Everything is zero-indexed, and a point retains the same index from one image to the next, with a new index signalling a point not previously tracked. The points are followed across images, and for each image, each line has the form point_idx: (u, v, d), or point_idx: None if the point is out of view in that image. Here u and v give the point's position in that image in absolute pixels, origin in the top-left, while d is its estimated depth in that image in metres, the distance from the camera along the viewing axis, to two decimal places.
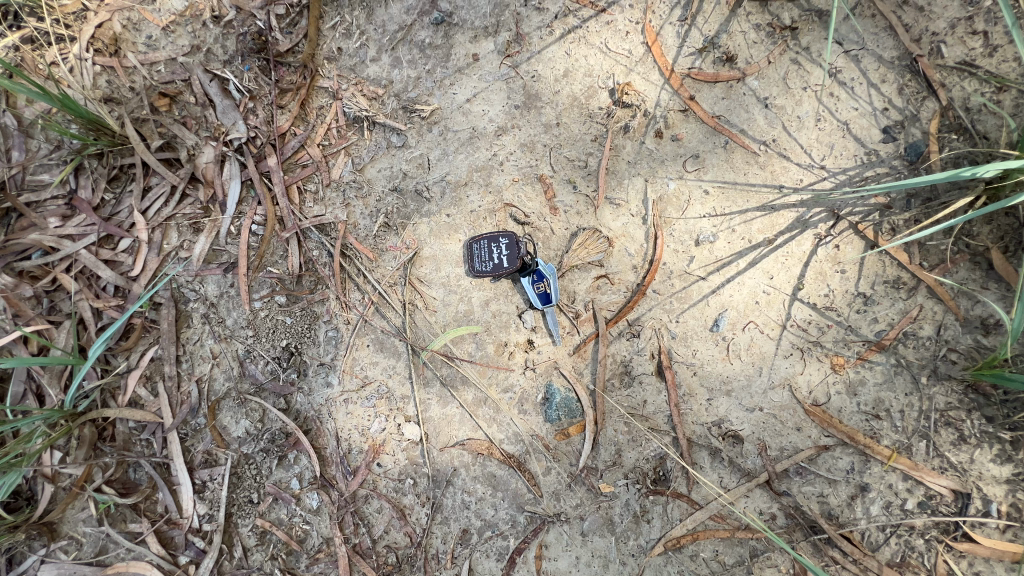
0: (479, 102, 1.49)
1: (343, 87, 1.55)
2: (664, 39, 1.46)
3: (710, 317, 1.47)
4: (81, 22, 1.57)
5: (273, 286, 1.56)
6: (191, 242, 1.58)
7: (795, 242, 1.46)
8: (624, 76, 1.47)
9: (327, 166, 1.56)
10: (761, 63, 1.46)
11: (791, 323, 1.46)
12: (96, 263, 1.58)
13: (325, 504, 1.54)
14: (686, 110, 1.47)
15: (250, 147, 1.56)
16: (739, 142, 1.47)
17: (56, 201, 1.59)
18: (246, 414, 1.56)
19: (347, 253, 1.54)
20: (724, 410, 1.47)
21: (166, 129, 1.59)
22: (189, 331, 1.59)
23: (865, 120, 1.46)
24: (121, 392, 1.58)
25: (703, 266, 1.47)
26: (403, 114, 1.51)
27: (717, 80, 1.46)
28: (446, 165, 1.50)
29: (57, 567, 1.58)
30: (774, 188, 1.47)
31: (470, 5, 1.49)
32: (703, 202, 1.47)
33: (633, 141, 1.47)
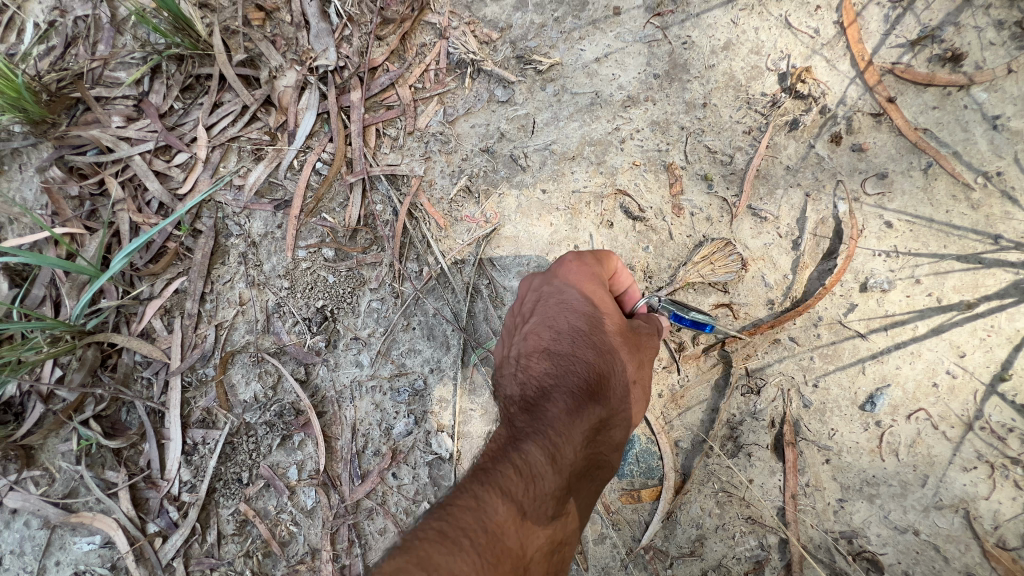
0: (611, 64, 1.22)
1: (452, 25, 1.32)
2: (865, 22, 1.13)
3: (862, 391, 1.09)
4: None
5: (323, 236, 1.33)
6: (249, 170, 1.40)
7: (1006, 315, 1.05)
8: (803, 59, 1.15)
9: (414, 112, 1.33)
10: (1001, 69, 1.08)
11: (982, 424, 1.04)
12: (147, 174, 1.43)
13: (322, 507, 1.27)
14: (879, 115, 1.12)
15: (335, 77, 1.37)
16: (947, 167, 1.09)
17: (125, 100, 1.46)
18: (259, 376, 1.32)
19: (414, 215, 1.29)
20: (859, 521, 1.07)
21: (254, 45, 1.41)
22: (222, 268, 1.39)
23: None
24: (136, 321, 1.40)
25: (865, 321, 1.09)
26: (516, 65, 1.27)
27: (931, 83, 1.10)
28: (553, 133, 1.24)
29: (23, 499, 1.40)
30: (988, 237, 1.07)
31: None
32: (880, 237, 1.10)
33: (799, 142, 1.14)
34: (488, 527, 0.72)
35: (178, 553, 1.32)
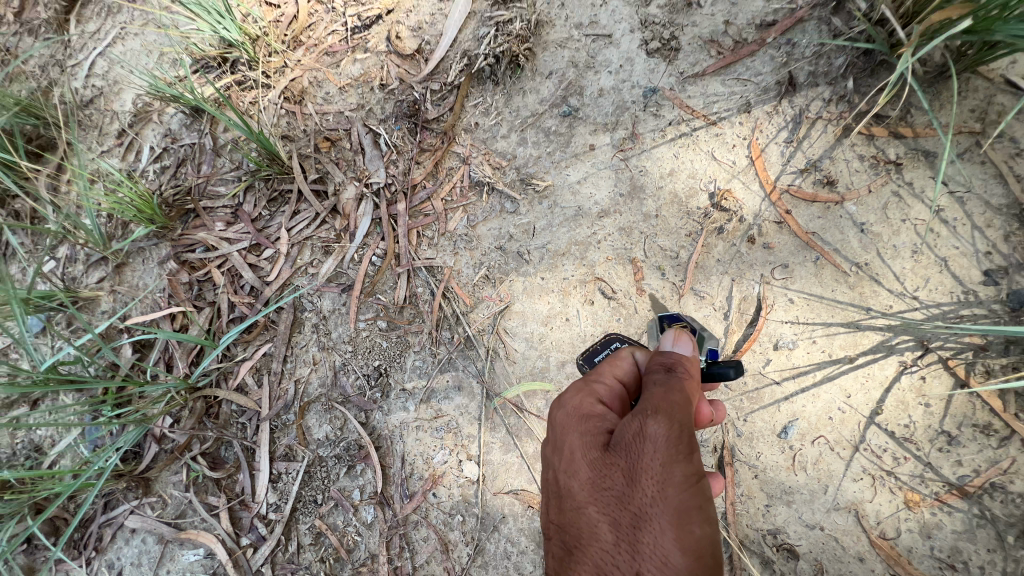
0: (588, 185, 1.68)
1: (472, 155, 1.80)
2: (768, 157, 1.59)
3: (779, 423, 1.49)
4: (279, 75, 2.06)
5: (378, 311, 1.77)
6: (320, 261, 1.85)
7: (877, 365, 1.46)
8: (725, 182, 1.60)
9: (445, 218, 1.79)
10: (863, 190, 1.54)
11: (865, 446, 1.44)
12: (242, 265, 1.89)
13: (379, 520, 1.66)
14: (781, 222, 1.57)
15: (386, 191, 1.84)
16: (831, 259, 1.53)
17: (225, 209, 1.95)
18: (330, 420, 1.74)
19: (447, 295, 1.74)
20: (781, 520, 1.45)
21: (323, 166, 1.92)
22: (299, 336, 1.82)
23: (965, 260, 1.48)
24: (232, 377, 1.82)
25: (779, 371, 1.51)
26: (520, 185, 1.73)
27: (814, 200, 1.56)
28: (549, 235, 1.69)
29: (142, 520, 1.81)
30: (862, 309, 1.49)
31: (595, 104, 1.71)
32: (786, 309, 1.53)
33: (725, 242, 1.59)
34: None
35: (265, 560, 1.70)
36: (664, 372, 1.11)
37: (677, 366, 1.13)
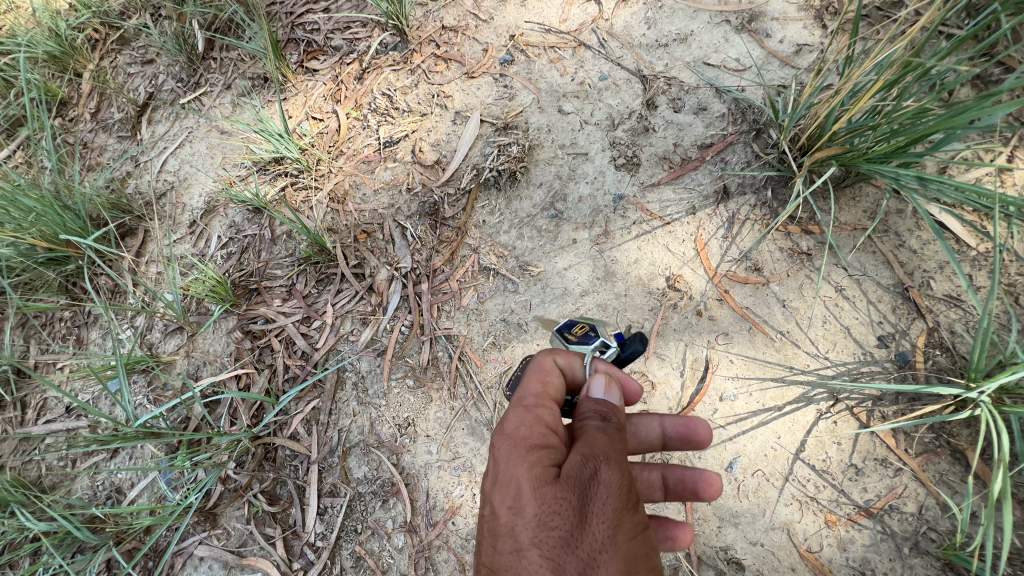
0: (573, 271, 2.16)
1: (481, 245, 2.28)
2: (710, 248, 2.07)
3: (726, 459, 1.89)
4: (325, 179, 2.58)
5: (407, 371, 2.20)
6: (359, 330, 2.30)
7: (800, 412, 1.88)
8: (678, 269, 2.07)
9: (460, 295, 2.25)
10: (784, 274, 2.00)
11: (793, 477, 1.83)
12: (295, 334, 2.34)
13: (408, 545, 2.03)
14: (721, 299, 2.02)
15: (412, 274, 2.30)
16: (761, 328, 1.97)
17: (282, 288, 2.42)
18: (368, 461, 2.14)
19: (462, 358, 2.17)
20: (731, 538, 1.83)
21: (361, 253, 2.39)
22: (342, 392, 2.24)
23: (864, 328, 1.93)
24: (287, 427, 2.23)
25: (724, 417, 1.92)
26: (519, 270, 2.21)
27: (747, 282, 2.02)
28: (542, 310, 2.14)
29: (209, 549, 2.18)
30: (786, 367, 1.92)
31: (577, 208, 2.21)
32: (729, 368, 1.96)
33: (680, 315, 2.03)
34: None
35: None
36: (601, 419, 1.46)
37: (610, 417, 1.47)
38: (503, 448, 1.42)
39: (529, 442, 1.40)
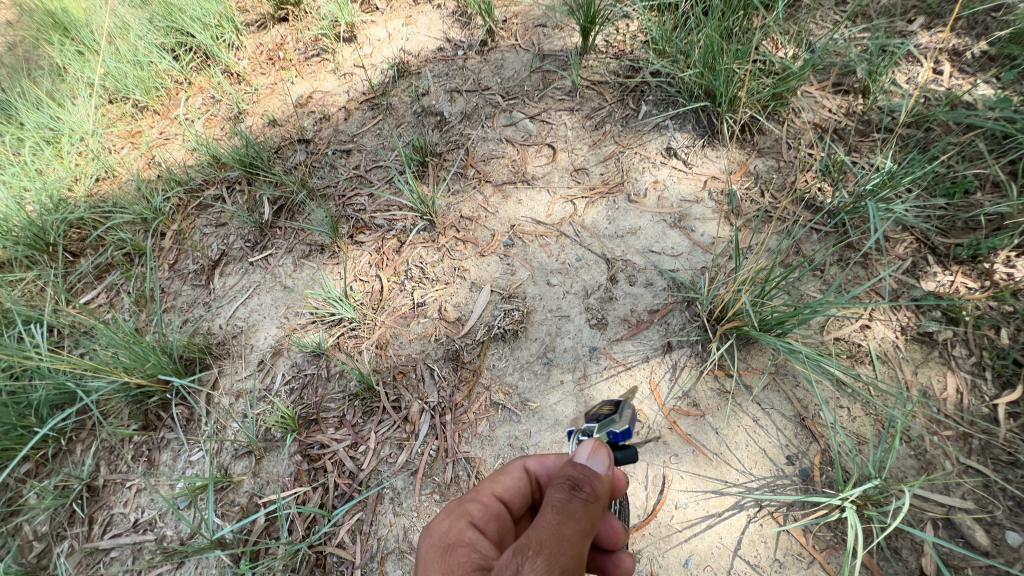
0: (562, 405, 2.89)
1: (492, 384, 3.02)
2: (661, 388, 2.84)
3: (684, 557, 2.46)
4: (371, 330, 3.38)
5: (434, 488, 2.80)
6: (395, 453, 2.93)
7: (735, 517, 2.50)
8: (639, 404, 2.83)
9: (476, 425, 2.93)
10: (716, 408, 2.76)
11: (734, 571, 2.40)
12: (345, 456, 2.96)
13: None
14: (671, 427, 2.75)
15: (439, 407, 3.00)
16: (702, 450, 2.67)
17: (334, 418, 3.09)
18: (402, 566, 2.65)
19: (478, 476, 2.79)
20: None
21: (398, 390, 3.11)
22: (381, 506, 2.82)
23: (776, 449, 2.63)
24: (335, 537, 2.77)
25: (680, 522, 2.53)
26: (521, 404, 2.93)
27: (689, 414, 2.76)
28: (540, 436, 2.84)
29: None
30: (722, 480, 2.59)
31: (562, 357, 3.02)
32: (680, 482, 2.61)
33: (642, 440, 2.74)
34: None
35: None
36: (562, 490, 1.91)
37: (582, 487, 1.90)
38: (434, 548, 2.11)
39: (449, 536, 2.10)
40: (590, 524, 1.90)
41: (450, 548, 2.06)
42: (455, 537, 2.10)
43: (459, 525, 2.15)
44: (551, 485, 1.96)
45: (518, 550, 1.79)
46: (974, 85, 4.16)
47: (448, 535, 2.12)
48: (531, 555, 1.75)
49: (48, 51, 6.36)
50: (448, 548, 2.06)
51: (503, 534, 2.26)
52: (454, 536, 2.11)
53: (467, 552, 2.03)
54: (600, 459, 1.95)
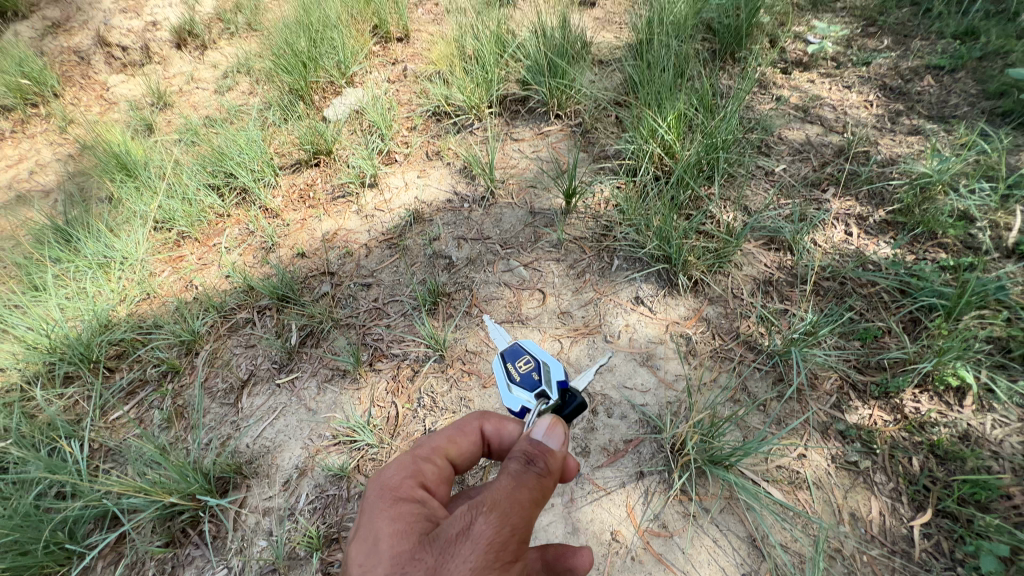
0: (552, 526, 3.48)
1: None
2: (636, 511, 3.44)
3: None
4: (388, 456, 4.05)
5: None
6: None
7: None
8: (617, 526, 3.40)
9: None
10: (681, 531, 3.35)
11: None
12: None
13: None
14: (645, 547, 3.31)
15: None
16: (672, 569, 3.20)
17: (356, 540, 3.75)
18: None
19: None
20: None
21: None
22: None
23: (732, 568, 3.18)
24: None
25: None
26: None
27: (660, 536, 3.34)
28: None
29: None
30: None
31: None
32: None
33: (621, 559, 3.27)
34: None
35: None
36: (522, 463, 2.53)
37: (536, 462, 2.55)
38: (389, 498, 2.63)
39: (402, 490, 2.68)
40: (539, 493, 2.49)
41: (406, 491, 2.68)
42: (410, 484, 2.73)
43: (417, 479, 2.77)
44: (510, 457, 2.57)
45: (472, 507, 2.35)
46: (876, 246, 5.20)
47: (407, 484, 2.72)
48: (483, 514, 2.31)
49: (107, 183, 7.31)
50: (404, 495, 2.65)
51: (444, 475, 2.94)
52: (420, 451, 2.93)
53: (418, 506, 2.61)
54: (553, 438, 2.65)
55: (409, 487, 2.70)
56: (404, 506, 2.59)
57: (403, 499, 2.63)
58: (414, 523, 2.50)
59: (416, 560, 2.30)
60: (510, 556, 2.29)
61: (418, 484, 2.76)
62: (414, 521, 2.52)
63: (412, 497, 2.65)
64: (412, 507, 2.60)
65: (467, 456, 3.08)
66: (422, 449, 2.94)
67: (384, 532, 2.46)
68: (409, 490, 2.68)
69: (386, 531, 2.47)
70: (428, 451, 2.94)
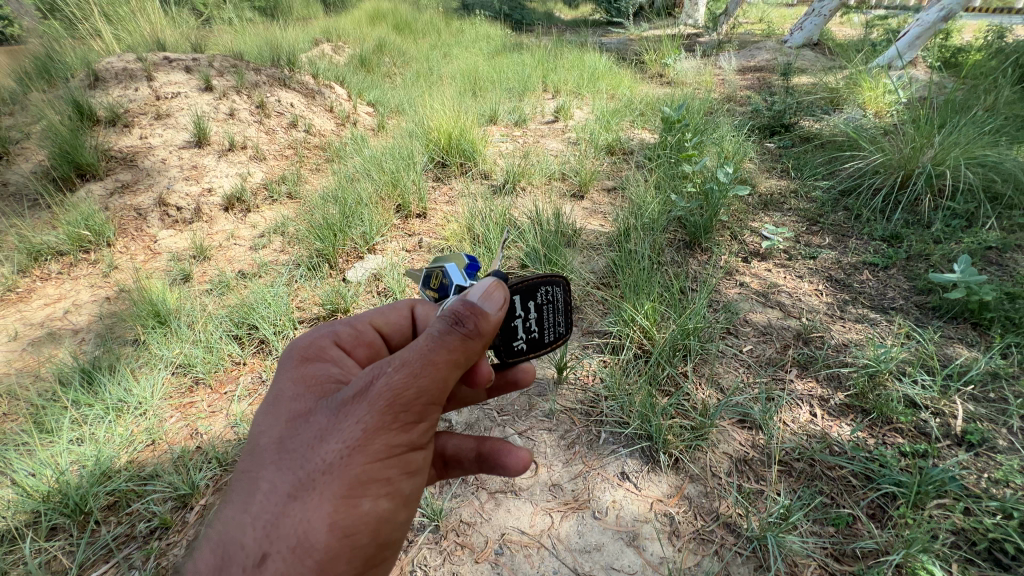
0: None
1: None
2: None
3: None
4: None
5: None
6: None
7: None
8: None
9: None
10: None
11: None
12: None
13: None
14: None
15: None
16: None
17: None
18: None
19: None
20: None
21: None
22: None
23: None
24: None
25: None
26: None
27: None
28: None
29: None
30: None
31: None
32: None
33: None
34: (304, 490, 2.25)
35: None
36: (451, 323, 2.48)
37: (463, 323, 2.48)
38: (301, 362, 2.85)
39: (312, 352, 2.92)
40: (461, 356, 2.52)
41: (322, 354, 2.93)
42: (335, 343, 3.03)
43: (337, 345, 3.03)
44: (438, 318, 2.52)
45: (385, 363, 2.44)
46: (840, 428, 4.79)
47: (322, 344, 2.97)
48: (392, 367, 2.39)
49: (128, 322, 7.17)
50: (319, 349, 2.94)
51: (370, 341, 3.20)
52: (345, 331, 3.08)
53: (330, 369, 2.84)
54: (490, 303, 2.59)
55: (333, 350, 3.00)
56: (319, 370, 2.82)
57: (322, 364, 2.88)
58: (320, 384, 2.72)
59: (314, 417, 2.45)
60: (412, 414, 2.43)
61: (334, 345, 3.02)
62: (325, 380, 2.75)
63: (329, 366, 2.90)
64: (326, 372, 2.80)
65: (398, 332, 3.35)
66: (352, 328, 3.13)
67: (286, 390, 2.67)
68: (329, 356, 2.95)
69: (293, 391, 2.68)
70: (354, 319, 3.16)
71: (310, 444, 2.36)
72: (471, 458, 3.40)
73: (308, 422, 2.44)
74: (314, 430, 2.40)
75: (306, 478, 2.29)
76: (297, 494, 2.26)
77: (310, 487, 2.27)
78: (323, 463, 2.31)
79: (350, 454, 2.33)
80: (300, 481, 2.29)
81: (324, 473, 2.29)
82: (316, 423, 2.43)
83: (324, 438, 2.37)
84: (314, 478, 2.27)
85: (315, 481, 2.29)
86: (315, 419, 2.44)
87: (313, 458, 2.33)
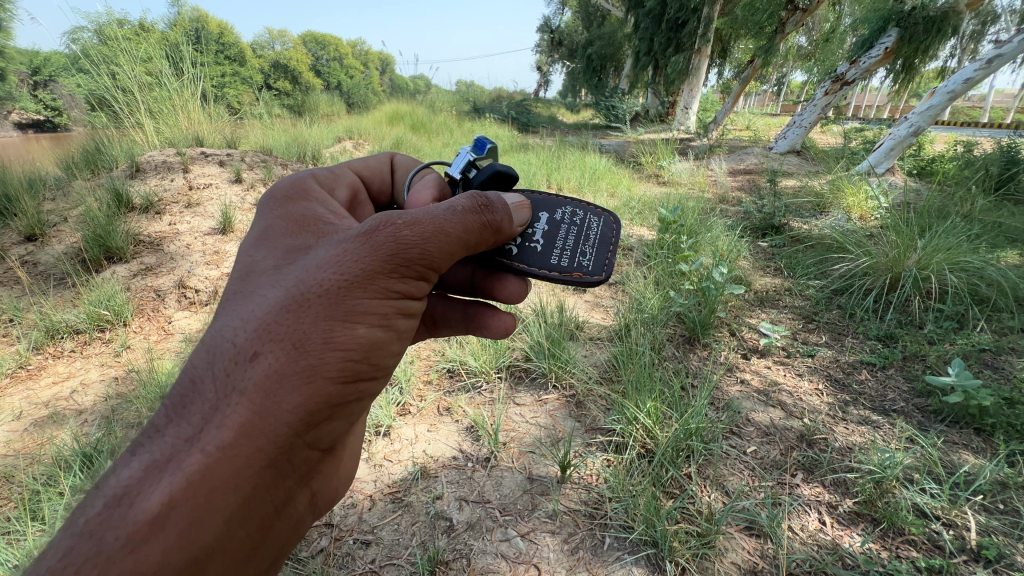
0: None
1: None
2: None
3: None
4: None
5: None
6: None
7: None
8: None
9: None
10: None
11: None
12: None
13: None
14: None
15: None
16: None
17: None
18: None
19: None
20: None
21: None
22: None
23: None
24: None
25: None
26: None
27: None
28: None
29: None
30: None
31: None
32: None
33: None
34: (284, 331, 2.00)
35: None
36: (477, 212, 2.47)
37: (491, 211, 2.51)
38: (288, 197, 2.65)
39: (296, 184, 2.73)
40: (475, 239, 2.47)
41: (312, 188, 2.80)
42: (322, 180, 2.98)
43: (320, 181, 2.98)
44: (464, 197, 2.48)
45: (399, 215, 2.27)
46: (852, 538, 4.34)
47: (314, 175, 2.95)
48: (405, 220, 2.23)
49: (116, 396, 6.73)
50: (307, 183, 2.81)
51: (353, 185, 3.26)
52: (331, 179, 3.09)
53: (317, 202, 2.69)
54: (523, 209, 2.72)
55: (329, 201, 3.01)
56: (309, 205, 2.66)
57: (313, 200, 2.71)
58: (312, 218, 2.56)
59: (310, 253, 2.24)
60: (411, 273, 2.26)
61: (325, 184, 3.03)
62: (317, 211, 2.61)
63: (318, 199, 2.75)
64: (319, 210, 2.65)
65: (381, 185, 3.54)
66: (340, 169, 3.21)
67: (276, 222, 2.48)
68: (315, 197, 2.76)
69: (282, 224, 2.48)
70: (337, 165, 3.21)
71: (300, 275, 2.11)
72: (461, 321, 3.61)
73: (301, 260, 2.19)
74: (305, 265, 2.15)
75: (286, 313, 2.03)
76: (273, 328, 2.01)
77: (283, 322, 2.02)
78: (304, 298, 2.05)
79: (339, 290, 2.09)
80: (277, 315, 2.03)
81: (301, 306, 2.04)
82: (312, 261, 2.18)
83: (315, 269, 2.14)
84: (292, 325, 2.01)
85: (290, 315, 2.03)
86: (311, 256, 2.19)
87: (307, 275, 2.11)
